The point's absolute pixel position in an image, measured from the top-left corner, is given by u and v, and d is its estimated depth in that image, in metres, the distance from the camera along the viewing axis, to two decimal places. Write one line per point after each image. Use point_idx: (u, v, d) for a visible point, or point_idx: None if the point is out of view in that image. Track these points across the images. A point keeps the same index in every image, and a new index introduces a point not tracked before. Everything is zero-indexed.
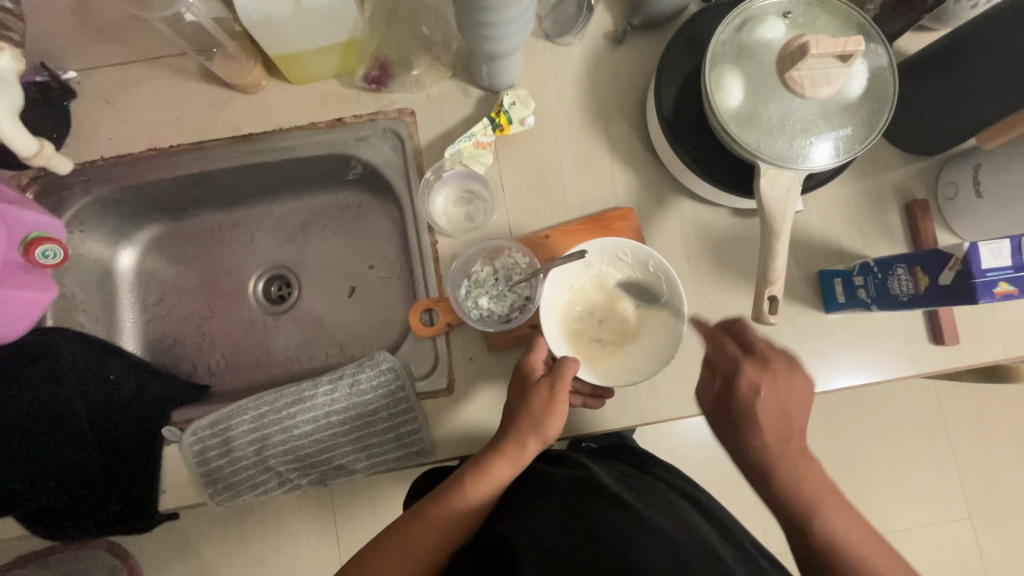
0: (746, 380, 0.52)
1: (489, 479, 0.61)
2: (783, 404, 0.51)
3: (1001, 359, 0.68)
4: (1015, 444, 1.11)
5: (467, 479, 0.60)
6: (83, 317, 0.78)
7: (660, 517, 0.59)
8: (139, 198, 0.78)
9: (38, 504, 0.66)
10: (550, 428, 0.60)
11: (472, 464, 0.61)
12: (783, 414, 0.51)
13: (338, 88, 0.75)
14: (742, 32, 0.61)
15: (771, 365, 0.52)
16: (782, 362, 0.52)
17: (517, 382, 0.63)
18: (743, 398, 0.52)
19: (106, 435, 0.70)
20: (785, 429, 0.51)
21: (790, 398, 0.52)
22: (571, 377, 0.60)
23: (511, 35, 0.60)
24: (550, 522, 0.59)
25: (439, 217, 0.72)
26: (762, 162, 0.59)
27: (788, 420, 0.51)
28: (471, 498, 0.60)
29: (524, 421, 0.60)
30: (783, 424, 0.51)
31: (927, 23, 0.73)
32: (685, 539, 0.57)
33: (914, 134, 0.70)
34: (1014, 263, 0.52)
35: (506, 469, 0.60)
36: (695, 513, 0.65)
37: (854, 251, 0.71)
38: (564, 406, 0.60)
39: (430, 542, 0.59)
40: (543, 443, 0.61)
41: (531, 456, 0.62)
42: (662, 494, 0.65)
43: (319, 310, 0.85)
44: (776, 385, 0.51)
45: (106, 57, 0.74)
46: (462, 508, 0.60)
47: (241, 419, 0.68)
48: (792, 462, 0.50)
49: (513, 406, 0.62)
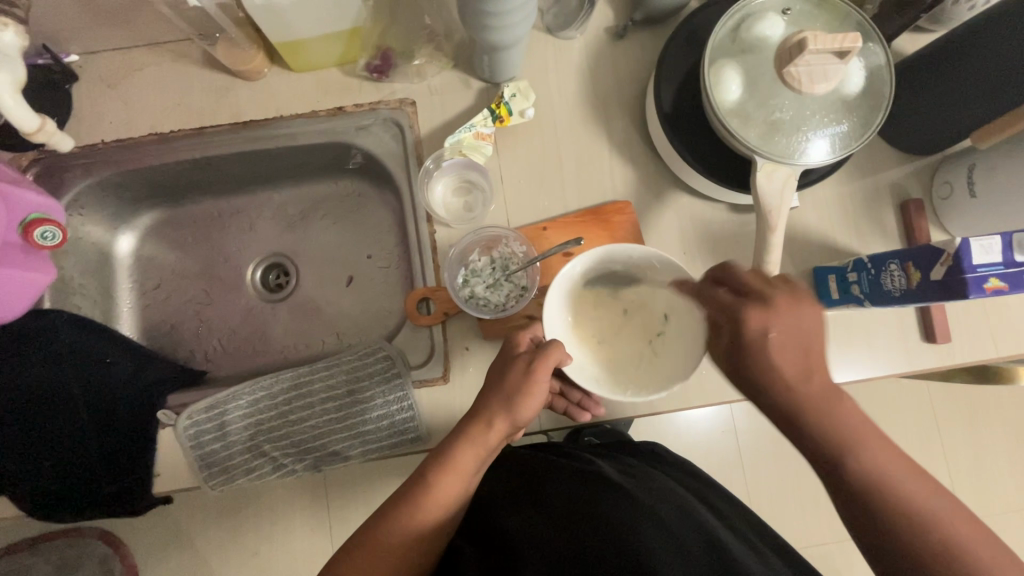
0: (752, 323, 0.46)
1: (458, 468, 0.58)
2: (800, 340, 0.45)
3: (993, 358, 0.68)
4: (1006, 445, 1.12)
5: (430, 471, 0.58)
6: (81, 301, 0.78)
7: (664, 508, 0.59)
8: (138, 183, 0.78)
9: (34, 485, 0.66)
10: (521, 409, 0.58)
11: (438, 453, 0.59)
12: (805, 352, 0.45)
13: (340, 77, 0.75)
14: (740, 29, 0.62)
15: (773, 303, 0.46)
16: (787, 298, 0.47)
17: (498, 362, 0.62)
18: (755, 345, 0.46)
19: (103, 418, 0.70)
20: (809, 370, 0.45)
21: (808, 331, 0.46)
22: (557, 363, 0.59)
23: (512, 26, 0.61)
24: (552, 515, 0.60)
25: (438, 206, 0.73)
26: (758, 156, 0.59)
27: (814, 362, 0.45)
28: (440, 491, 0.58)
29: (495, 402, 0.58)
30: (805, 365, 0.45)
31: (925, 24, 0.74)
32: (688, 530, 0.57)
33: (910, 134, 0.70)
34: (1004, 260, 0.53)
35: (472, 453, 0.58)
36: (702, 506, 0.64)
37: (849, 248, 0.72)
38: (543, 385, 0.58)
39: (404, 539, 0.56)
40: (512, 423, 0.59)
41: (500, 437, 0.59)
42: (665, 484, 0.65)
43: (317, 298, 0.85)
44: (785, 319, 0.46)
45: (109, 41, 0.74)
46: (435, 503, 0.58)
47: (237, 404, 0.68)
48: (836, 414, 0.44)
49: (489, 387, 0.60)
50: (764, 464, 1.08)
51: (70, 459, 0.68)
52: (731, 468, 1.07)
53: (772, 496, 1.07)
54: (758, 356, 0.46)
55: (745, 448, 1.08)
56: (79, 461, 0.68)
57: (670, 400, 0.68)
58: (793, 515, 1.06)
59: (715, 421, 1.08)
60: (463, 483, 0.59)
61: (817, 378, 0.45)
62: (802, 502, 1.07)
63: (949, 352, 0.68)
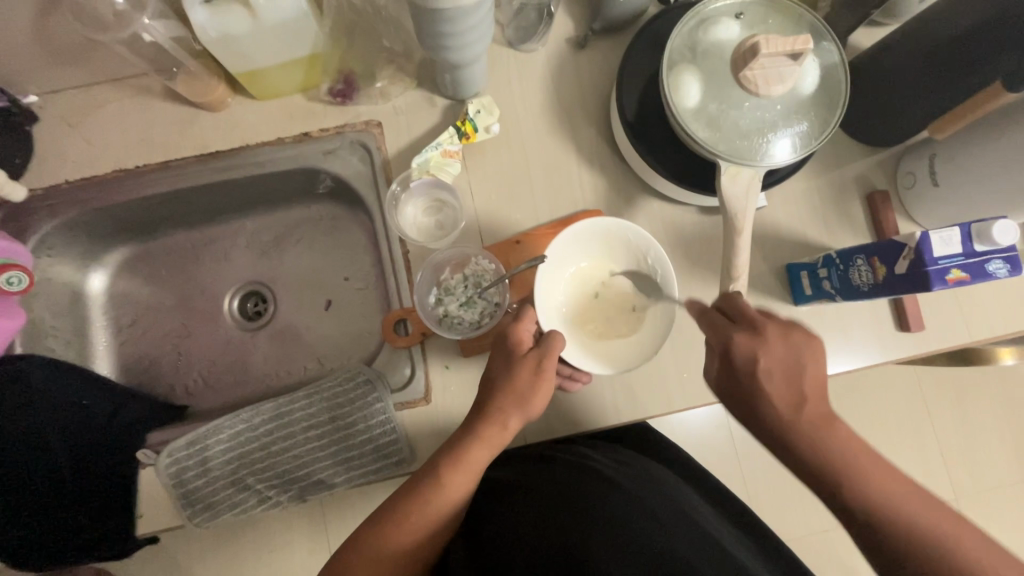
0: (742, 350, 0.51)
1: (472, 466, 0.58)
2: (797, 376, 0.50)
3: (967, 343, 0.69)
4: (996, 425, 1.13)
5: (443, 466, 0.58)
6: (54, 343, 0.76)
7: (654, 497, 0.60)
8: (106, 220, 0.77)
9: (18, 535, 0.66)
10: (533, 405, 0.59)
11: (449, 448, 0.59)
12: (794, 379, 0.50)
13: (304, 103, 0.75)
14: (696, 35, 0.62)
15: (764, 334, 0.51)
16: (781, 330, 0.51)
17: (501, 353, 0.61)
18: (742, 368, 0.50)
19: (80, 462, 0.69)
20: (800, 396, 0.49)
21: (797, 364, 0.50)
22: (558, 352, 0.60)
23: (468, 45, 0.61)
24: (546, 508, 0.59)
25: (409, 228, 0.72)
26: (721, 160, 0.60)
27: (811, 392, 0.50)
28: (450, 491, 0.58)
29: (506, 402, 0.59)
30: (795, 394, 0.50)
31: (879, 18, 0.75)
32: (687, 530, 0.56)
33: (872, 128, 0.71)
34: (963, 251, 0.54)
35: (485, 453, 0.58)
36: (704, 505, 0.64)
37: (819, 242, 0.72)
38: (550, 379, 0.59)
39: (403, 547, 0.56)
40: (526, 419, 0.59)
41: (511, 435, 0.60)
42: (656, 474, 0.65)
43: (296, 324, 0.84)
44: (775, 349, 0.50)
45: (68, 80, 0.74)
46: (443, 502, 0.58)
47: (219, 438, 0.67)
48: (810, 429, 0.49)
49: (495, 378, 0.60)
50: (762, 459, 1.06)
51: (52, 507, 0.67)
52: (731, 468, 1.05)
53: (770, 492, 1.06)
54: (750, 382, 0.50)
55: (739, 445, 1.06)
56: (61, 507, 0.67)
57: (651, 404, 0.69)
58: (791, 509, 1.06)
59: (708, 417, 1.06)
60: (473, 480, 0.59)
61: (809, 404, 0.49)
62: (800, 495, 1.06)
63: (924, 340, 0.69)
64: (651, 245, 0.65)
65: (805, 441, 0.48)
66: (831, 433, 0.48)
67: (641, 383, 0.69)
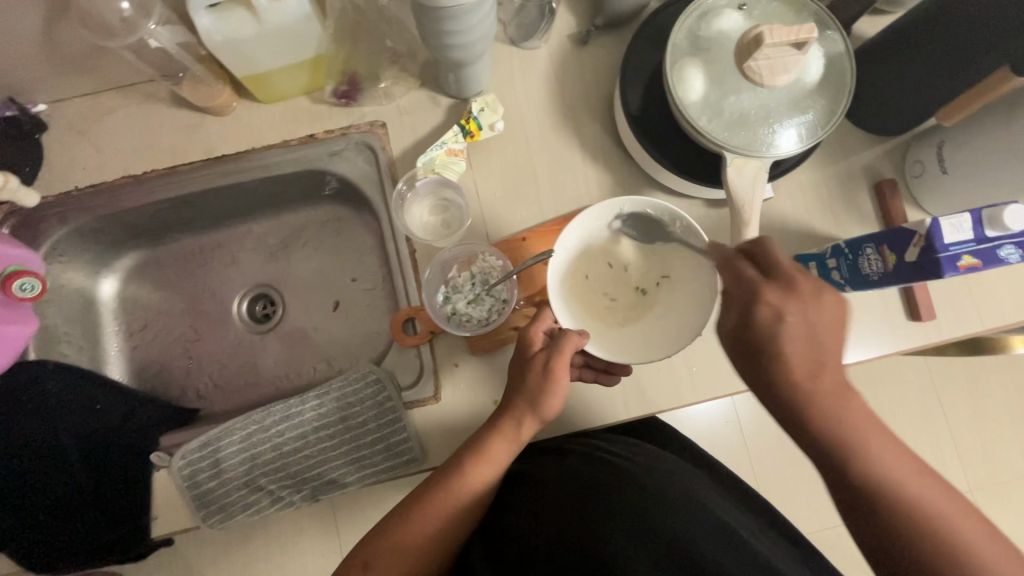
0: (767, 305, 0.46)
1: (490, 461, 0.60)
2: (817, 339, 0.46)
3: (979, 332, 0.69)
4: (1008, 415, 1.12)
5: (466, 458, 0.60)
6: (67, 348, 0.77)
7: (673, 488, 0.59)
8: (116, 225, 0.78)
9: (36, 537, 0.66)
10: (547, 408, 0.59)
11: (472, 445, 0.60)
12: (813, 344, 0.45)
13: (309, 105, 0.75)
14: (699, 27, 0.62)
15: (797, 288, 0.46)
16: (811, 287, 0.46)
17: (518, 355, 0.62)
18: (763, 324, 0.46)
19: (94, 465, 0.69)
20: (820, 363, 0.46)
21: (822, 322, 0.46)
22: (574, 350, 0.59)
23: (471, 43, 0.61)
24: (561, 498, 0.60)
25: (416, 226, 0.73)
26: (728, 153, 0.60)
27: (827, 358, 0.46)
28: (473, 480, 0.59)
29: (521, 401, 0.60)
30: (817, 358, 0.45)
31: (881, 6, 0.75)
32: (702, 520, 0.56)
33: (878, 118, 0.71)
34: (975, 236, 0.53)
35: (506, 446, 0.60)
36: (723, 498, 0.63)
37: (827, 233, 0.72)
38: (563, 380, 0.59)
39: (420, 539, 0.58)
40: (541, 421, 0.60)
41: (531, 432, 0.61)
42: (674, 463, 0.65)
43: (305, 325, 0.85)
44: (804, 308, 0.46)
45: (76, 88, 0.75)
46: (466, 491, 0.60)
47: (231, 440, 0.68)
48: (827, 395, 0.45)
49: (513, 382, 0.62)
50: (771, 452, 1.06)
51: (67, 510, 0.68)
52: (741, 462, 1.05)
53: (781, 485, 1.06)
54: (767, 344, 0.46)
55: (749, 438, 1.06)
56: (75, 510, 0.68)
57: (663, 400, 0.68)
58: (803, 503, 1.05)
59: (717, 412, 1.06)
60: (495, 474, 0.61)
61: (827, 371, 0.45)
62: (811, 488, 1.06)
63: (934, 329, 0.68)
64: (678, 215, 0.62)
65: (826, 408, 0.45)
66: (847, 405, 0.45)
67: (651, 378, 0.68)
